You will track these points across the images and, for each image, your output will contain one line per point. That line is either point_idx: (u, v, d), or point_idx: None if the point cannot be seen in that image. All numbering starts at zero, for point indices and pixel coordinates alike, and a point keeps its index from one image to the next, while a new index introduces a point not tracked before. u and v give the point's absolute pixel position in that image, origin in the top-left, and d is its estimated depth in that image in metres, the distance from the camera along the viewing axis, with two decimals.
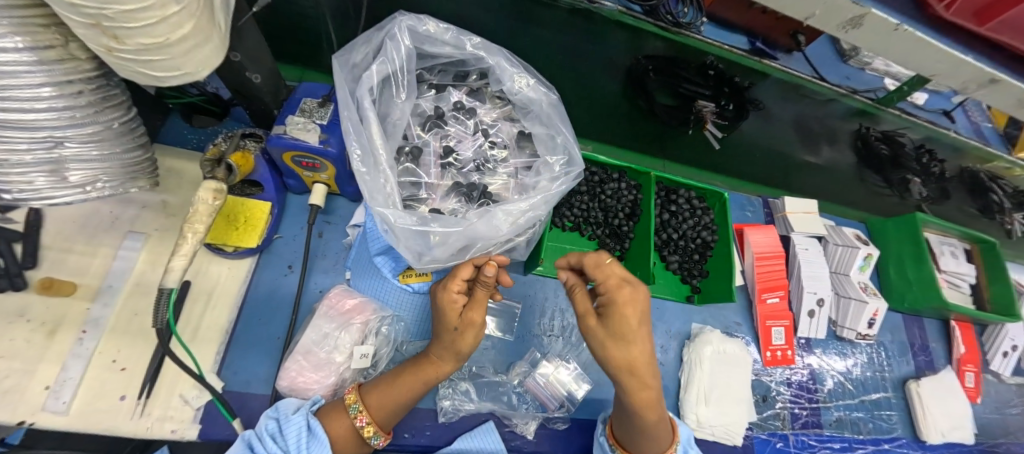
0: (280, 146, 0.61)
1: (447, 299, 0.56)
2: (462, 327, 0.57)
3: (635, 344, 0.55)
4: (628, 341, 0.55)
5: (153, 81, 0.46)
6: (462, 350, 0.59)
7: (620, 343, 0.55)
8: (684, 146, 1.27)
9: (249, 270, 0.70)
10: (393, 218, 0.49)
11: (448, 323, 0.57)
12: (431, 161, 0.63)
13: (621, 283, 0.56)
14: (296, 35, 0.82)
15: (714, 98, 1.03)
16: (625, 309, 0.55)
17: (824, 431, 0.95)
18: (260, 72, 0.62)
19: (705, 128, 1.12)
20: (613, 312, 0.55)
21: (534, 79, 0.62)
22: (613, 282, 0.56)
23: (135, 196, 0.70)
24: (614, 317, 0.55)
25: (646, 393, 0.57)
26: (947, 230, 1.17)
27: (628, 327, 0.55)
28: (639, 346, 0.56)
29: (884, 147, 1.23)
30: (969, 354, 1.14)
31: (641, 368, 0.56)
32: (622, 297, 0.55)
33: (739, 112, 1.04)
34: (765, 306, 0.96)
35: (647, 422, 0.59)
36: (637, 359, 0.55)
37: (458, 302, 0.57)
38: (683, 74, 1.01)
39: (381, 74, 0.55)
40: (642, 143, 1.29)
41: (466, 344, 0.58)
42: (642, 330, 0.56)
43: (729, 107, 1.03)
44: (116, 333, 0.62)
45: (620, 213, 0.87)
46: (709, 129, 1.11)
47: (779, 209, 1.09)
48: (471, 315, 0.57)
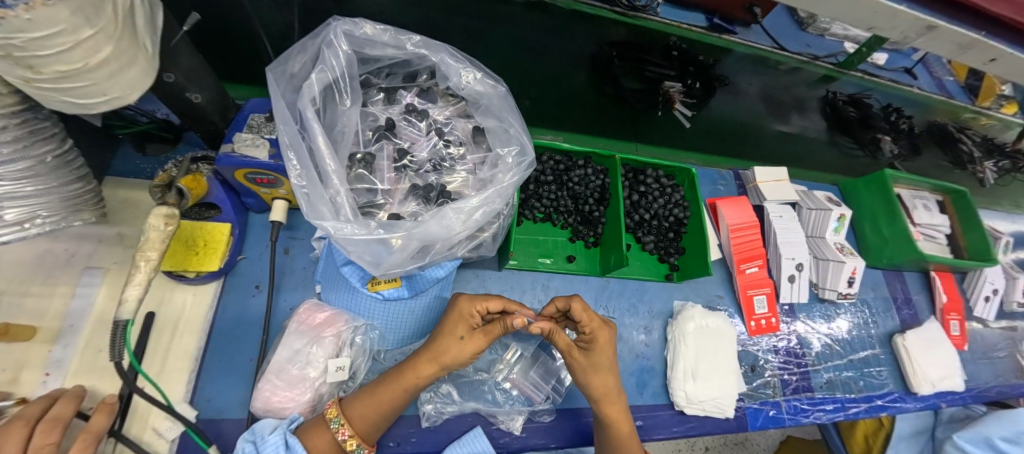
0: (230, 165, 0.60)
1: (464, 309, 0.62)
2: (467, 339, 0.61)
3: (603, 377, 0.65)
4: (602, 376, 0.64)
5: (79, 109, 0.46)
6: (453, 360, 0.60)
7: (587, 375, 0.65)
8: (657, 127, 1.25)
9: (214, 294, 0.69)
10: (333, 230, 0.48)
11: (456, 330, 0.61)
12: (385, 165, 0.62)
13: (598, 326, 0.66)
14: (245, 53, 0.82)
15: (680, 78, 1.04)
16: (601, 348, 0.65)
17: (815, 395, 0.95)
18: (201, 91, 0.61)
19: (674, 110, 1.10)
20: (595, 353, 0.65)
21: (481, 72, 0.62)
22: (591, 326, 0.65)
23: (89, 231, 0.68)
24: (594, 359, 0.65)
25: (611, 408, 0.65)
26: (918, 183, 1.18)
27: (600, 364, 0.65)
28: (608, 376, 0.65)
29: (852, 109, 1.24)
30: (952, 303, 1.15)
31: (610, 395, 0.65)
32: (600, 336, 0.65)
33: (706, 89, 1.06)
34: (744, 276, 0.97)
35: (620, 430, 0.66)
36: (605, 388, 0.65)
37: (473, 318, 0.63)
38: (648, 58, 1.01)
39: (322, 81, 0.54)
40: (615, 129, 1.25)
41: (458, 355, 0.60)
42: (609, 366, 0.66)
43: (696, 85, 1.04)
44: (80, 372, 0.60)
45: (589, 198, 0.87)
46: (678, 110, 1.11)
47: (750, 180, 1.09)
48: (480, 332, 0.62)
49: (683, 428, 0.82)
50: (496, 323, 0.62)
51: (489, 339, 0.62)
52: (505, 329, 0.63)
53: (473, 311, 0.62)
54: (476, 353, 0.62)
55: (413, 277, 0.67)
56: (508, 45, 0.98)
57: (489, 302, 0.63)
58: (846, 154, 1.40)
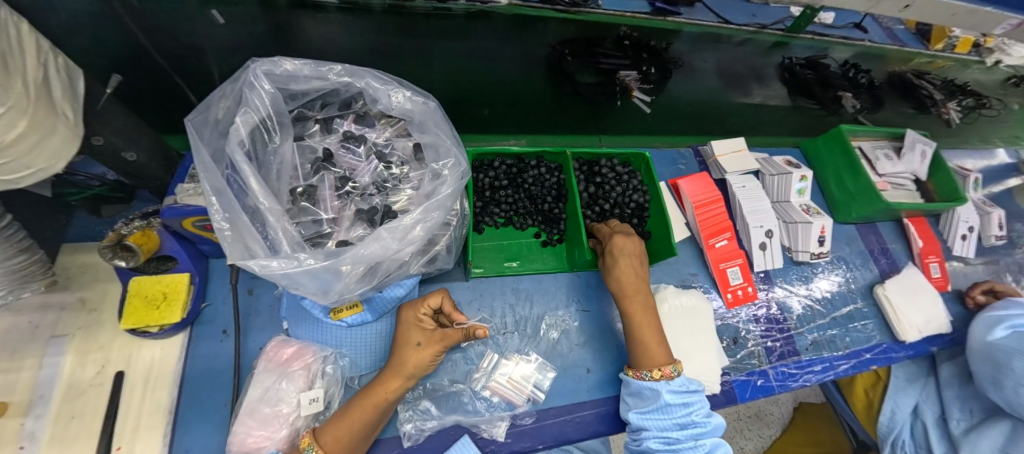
0: (175, 216, 0.61)
1: (409, 316, 0.63)
2: (422, 345, 0.61)
3: (623, 268, 0.75)
4: (616, 265, 0.75)
5: (7, 184, 0.47)
6: (415, 369, 0.60)
7: (610, 271, 0.76)
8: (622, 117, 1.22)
9: (183, 345, 0.70)
10: (258, 268, 0.47)
11: (409, 340, 0.62)
12: (328, 194, 0.63)
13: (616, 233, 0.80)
14: None
15: (635, 65, 1.06)
16: (617, 249, 0.77)
17: (802, 357, 0.95)
18: (136, 149, 0.62)
19: (633, 97, 1.10)
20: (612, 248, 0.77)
21: (409, 91, 0.63)
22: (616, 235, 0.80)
23: (50, 300, 0.68)
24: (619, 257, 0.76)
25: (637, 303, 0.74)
26: (874, 134, 1.20)
27: (627, 259, 0.76)
28: (633, 271, 0.75)
29: (810, 72, 1.27)
30: (929, 246, 1.16)
31: (632, 290, 0.74)
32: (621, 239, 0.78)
33: (662, 74, 1.08)
34: (714, 250, 0.97)
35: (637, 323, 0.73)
36: (631, 283, 0.75)
37: (422, 323, 0.63)
38: (600, 52, 1.04)
39: (248, 123, 0.55)
40: (580, 125, 1.22)
41: (417, 362, 0.60)
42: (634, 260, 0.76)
43: (652, 70, 1.06)
44: (55, 441, 0.60)
45: (547, 196, 0.88)
46: (636, 98, 1.10)
47: (709, 155, 1.10)
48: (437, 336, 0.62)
49: None
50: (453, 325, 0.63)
51: (449, 342, 0.63)
52: (464, 334, 0.62)
53: (416, 314, 0.63)
54: (436, 357, 0.62)
55: (373, 299, 0.68)
56: (454, 59, 0.99)
57: (430, 301, 0.63)
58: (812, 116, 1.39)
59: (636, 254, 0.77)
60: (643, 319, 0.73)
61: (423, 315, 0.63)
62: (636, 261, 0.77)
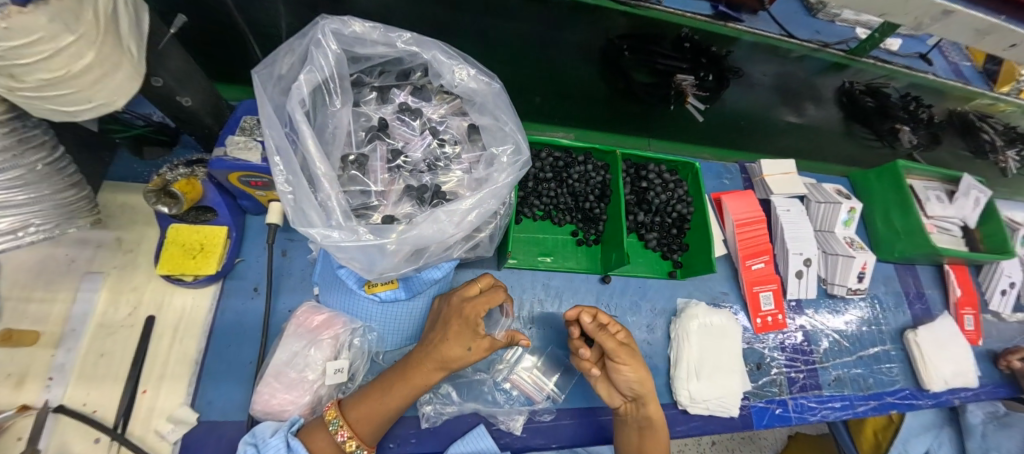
0: (223, 168, 0.59)
1: (469, 314, 0.61)
2: (473, 351, 0.60)
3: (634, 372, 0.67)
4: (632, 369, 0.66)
5: (66, 116, 0.45)
6: (460, 365, 0.61)
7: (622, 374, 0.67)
8: (670, 122, 1.22)
9: (214, 297, 0.70)
10: (320, 237, 0.47)
11: (460, 343, 0.60)
12: (379, 166, 0.61)
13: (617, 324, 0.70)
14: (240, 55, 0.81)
15: (693, 70, 0.99)
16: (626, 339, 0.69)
17: (823, 392, 0.93)
18: (191, 94, 0.60)
19: (686, 103, 1.06)
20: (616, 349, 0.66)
21: (474, 69, 0.60)
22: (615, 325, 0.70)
23: (88, 236, 0.68)
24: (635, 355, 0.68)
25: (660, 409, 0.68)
26: (928, 173, 1.15)
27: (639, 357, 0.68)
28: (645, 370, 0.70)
29: (870, 99, 1.18)
30: (967, 297, 1.12)
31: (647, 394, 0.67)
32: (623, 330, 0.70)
33: (720, 81, 1.00)
34: (750, 272, 0.94)
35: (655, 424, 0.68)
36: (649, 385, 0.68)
37: (476, 327, 0.60)
38: (657, 51, 0.97)
39: (310, 83, 0.53)
40: (626, 126, 1.24)
41: (466, 361, 0.61)
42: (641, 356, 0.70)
43: (709, 77, 0.99)
44: (83, 376, 0.61)
45: (589, 195, 0.85)
46: (690, 103, 1.07)
47: (756, 173, 1.07)
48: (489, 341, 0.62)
49: (687, 427, 0.81)
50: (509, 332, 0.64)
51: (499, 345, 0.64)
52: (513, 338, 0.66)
53: (476, 318, 0.61)
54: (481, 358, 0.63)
55: (410, 278, 0.67)
56: (507, 41, 0.95)
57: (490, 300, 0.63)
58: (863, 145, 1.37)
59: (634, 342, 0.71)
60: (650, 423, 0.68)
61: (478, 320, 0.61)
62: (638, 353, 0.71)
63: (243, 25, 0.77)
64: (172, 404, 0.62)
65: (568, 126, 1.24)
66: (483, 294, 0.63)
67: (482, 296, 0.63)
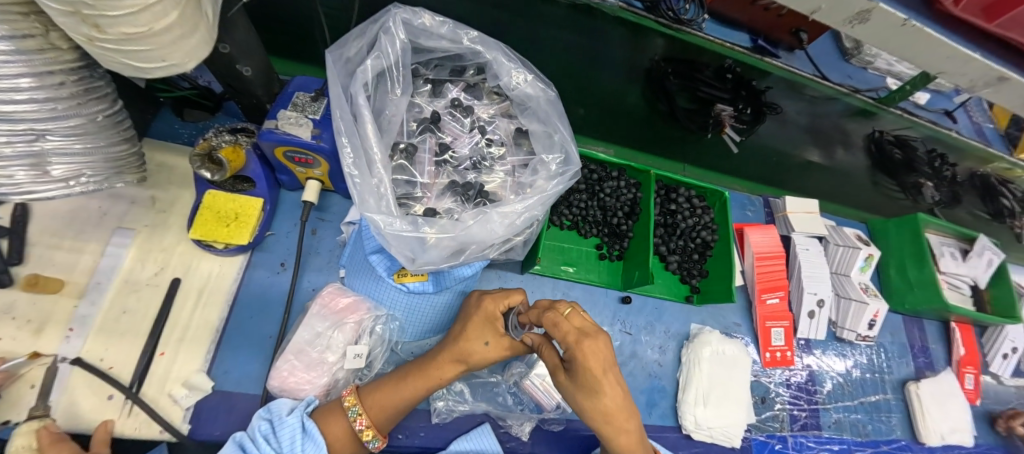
0: (271, 141, 0.59)
1: (488, 310, 0.61)
2: (491, 345, 0.60)
3: (604, 395, 0.53)
4: (596, 392, 0.53)
5: (136, 72, 0.44)
6: (478, 362, 0.61)
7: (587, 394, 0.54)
8: (703, 151, 1.24)
9: (240, 267, 0.70)
10: (382, 223, 0.47)
11: (484, 335, 0.60)
12: (426, 158, 0.61)
13: (580, 338, 0.52)
14: (292, 31, 0.81)
15: (733, 102, 1.00)
16: (591, 363, 0.52)
17: (822, 433, 0.94)
18: (251, 64, 0.60)
19: (723, 132, 1.08)
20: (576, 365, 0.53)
21: (532, 74, 0.60)
22: (572, 338, 0.52)
23: (123, 192, 0.68)
24: (581, 377, 0.53)
25: (625, 438, 0.56)
26: (945, 229, 1.16)
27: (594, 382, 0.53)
28: (614, 395, 0.54)
29: (898, 151, 1.19)
30: (969, 356, 1.13)
31: (618, 417, 0.55)
32: (587, 349, 0.51)
33: (756, 116, 1.02)
34: (765, 306, 0.95)
35: None
36: (613, 411, 0.55)
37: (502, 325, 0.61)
38: (701, 78, 0.98)
39: (375, 69, 0.53)
40: (660, 148, 1.25)
41: (484, 357, 0.60)
42: (608, 378, 0.53)
43: (747, 111, 1.01)
44: (103, 331, 0.60)
45: (618, 212, 0.86)
46: (727, 133, 1.10)
47: (780, 209, 1.08)
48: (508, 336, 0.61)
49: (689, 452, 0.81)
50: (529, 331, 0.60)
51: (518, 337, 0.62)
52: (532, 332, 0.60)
53: (497, 315, 0.60)
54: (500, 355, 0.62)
55: (441, 273, 0.67)
56: (550, 47, 0.95)
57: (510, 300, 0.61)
58: (887, 195, 1.39)
59: (606, 357, 0.53)
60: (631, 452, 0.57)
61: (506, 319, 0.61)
62: (611, 372, 0.53)
63: (321, 17, 0.78)
64: (188, 370, 0.61)
65: (608, 142, 1.26)
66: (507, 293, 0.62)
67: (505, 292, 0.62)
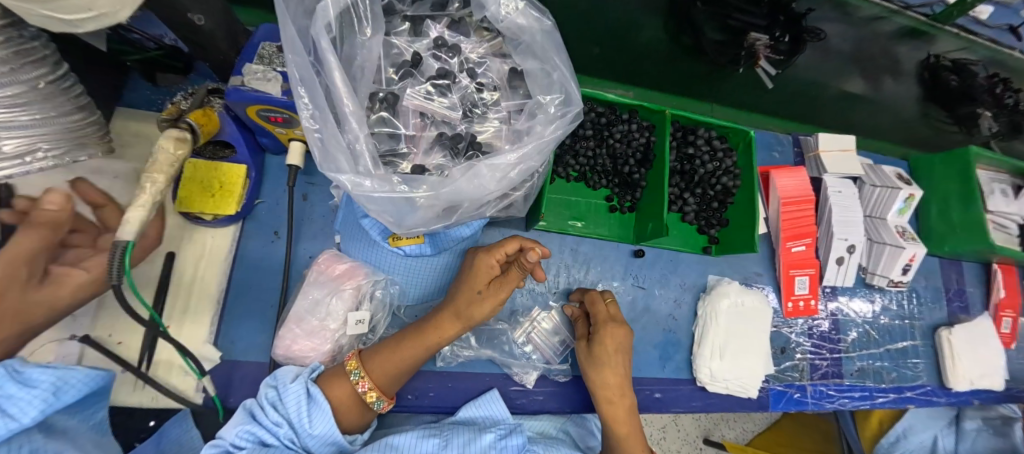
0: (240, 100, 0.53)
1: (482, 262, 0.58)
2: (485, 295, 0.58)
3: (610, 370, 0.64)
4: (604, 361, 0.64)
5: (65, 26, 0.38)
6: (473, 317, 0.58)
7: (594, 363, 0.65)
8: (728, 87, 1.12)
9: (234, 237, 0.68)
10: (351, 184, 0.43)
11: (473, 284, 0.58)
12: (410, 109, 0.56)
13: (607, 320, 0.67)
14: None
15: (768, 29, 0.88)
16: (608, 343, 0.65)
17: (844, 381, 0.91)
18: (204, 12, 0.53)
19: (758, 66, 0.97)
20: (598, 338, 0.65)
21: (524, 1, 0.52)
22: (603, 320, 0.67)
23: (103, 165, 0.65)
24: (596, 350, 0.65)
25: (613, 410, 0.64)
26: (996, 164, 1.05)
27: (609, 359, 0.65)
28: (615, 373, 0.64)
29: (955, 77, 1.04)
30: (1010, 299, 1.06)
31: (614, 391, 0.64)
32: (604, 330, 0.65)
33: (795, 45, 0.89)
34: (789, 255, 0.89)
35: (619, 432, 0.63)
36: (612, 385, 0.64)
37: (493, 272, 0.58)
38: (734, 3, 0.85)
39: (338, 4, 0.46)
40: (679, 86, 1.14)
41: (478, 312, 0.58)
42: (619, 364, 0.65)
43: (785, 38, 0.89)
44: (106, 309, 0.60)
45: (629, 159, 0.79)
46: (761, 66, 0.98)
47: (811, 148, 0.97)
48: (499, 286, 0.58)
49: (704, 404, 0.80)
50: (513, 269, 0.60)
51: (509, 289, 0.59)
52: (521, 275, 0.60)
53: (492, 270, 0.58)
54: (495, 308, 0.59)
55: (437, 234, 0.63)
56: None
57: (506, 248, 0.58)
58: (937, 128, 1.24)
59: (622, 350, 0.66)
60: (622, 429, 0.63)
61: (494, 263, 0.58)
62: (621, 353, 0.65)
63: None
64: (196, 341, 0.62)
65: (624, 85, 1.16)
66: (510, 242, 0.59)
67: (509, 242, 0.59)
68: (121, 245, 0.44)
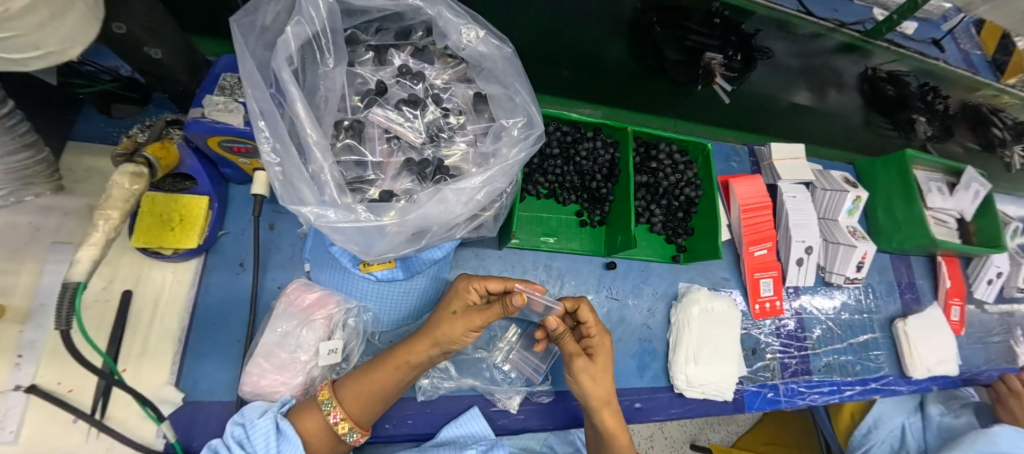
0: (200, 132, 0.52)
1: (461, 286, 0.61)
2: (458, 315, 0.58)
3: (604, 382, 0.64)
4: (601, 375, 0.64)
5: (9, 65, 0.37)
6: (444, 338, 0.57)
7: (591, 377, 0.63)
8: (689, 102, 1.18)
9: (196, 271, 0.65)
10: (314, 216, 0.43)
11: (449, 306, 0.60)
12: (376, 135, 0.56)
13: (602, 332, 0.66)
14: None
15: (722, 48, 0.95)
16: (597, 351, 0.65)
17: (813, 377, 0.95)
18: (161, 45, 0.53)
19: (714, 84, 1.01)
20: (597, 351, 0.65)
21: (484, 30, 0.54)
22: (594, 331, 0.65)
23: (51, 202, 0.61)
24: (597, 358, 0.65)
25: (612, 422, 0.65)
26: (933, 164, 1.14)
27: (597, 369, 0.64)
28: (607, 381, 0.65)
29: (890, 88, 1.15)
30: (955, 288, 1.14)
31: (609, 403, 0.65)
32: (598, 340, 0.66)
33: (748, 62, 0.96)
34: (752, 259, 0.93)
35: (619, 443, 0.65)
36: (606, 396, 0.64)
37: (470, 298, 0.60)
38: (689, 26, 0.94)
39: (299, 37, 0.47)
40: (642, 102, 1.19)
41: (449, 330, 0.57)
42: (609, 369, 0.66)
43: (738, 57, 0.95)
44: (54, 355, 0.56)
45: (597, 174, 0.81)
46: (716, 85, 1.02)
47: (765, 157, 1.04)
48: (476, 310, 0.58)
49: (682, 410, 0.82)
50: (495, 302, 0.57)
51: (488, 316, 0.57)
52: (504, 309, 0.56)
53: (473, 296, 0.60)
54: (470, 330, 0.57)
55: (408, 258, 0.63)
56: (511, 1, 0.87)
57: (487, 282, 0.60)
58: (879, 134, 1.34)
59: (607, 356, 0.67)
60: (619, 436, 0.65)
61: (473, 289, 0.60)
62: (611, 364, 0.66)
63: None
64: (156, 383, 0.59)
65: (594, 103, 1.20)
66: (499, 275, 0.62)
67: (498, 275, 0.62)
68: (72, 286, 0.43)
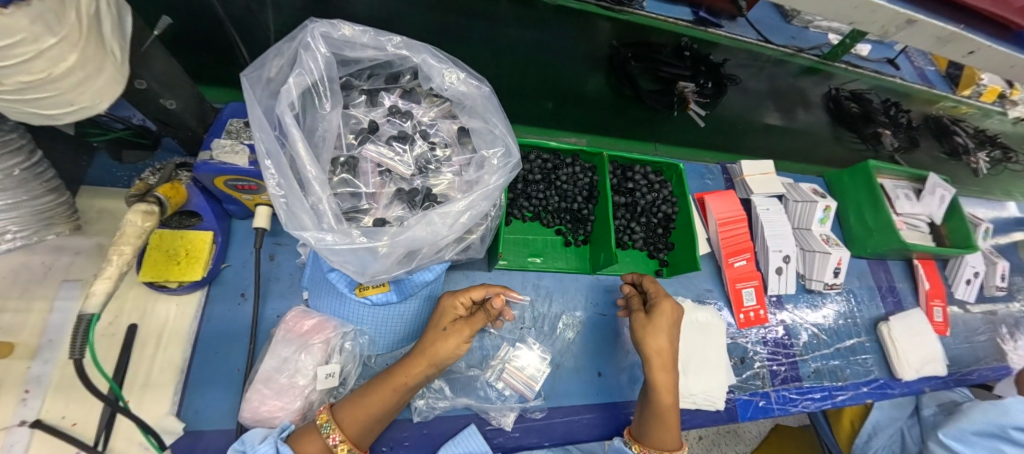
0: (209, 172, 0.58)
1: (448, 302, 0.65)
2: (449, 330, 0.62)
3: (660, 337, 0.67)
4: (654, 329, 0.68)
5: (45, 119, 0.43)
6: (440, 355, 0.60)
7: (646, 332, 0.68)
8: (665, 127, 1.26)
9: (199, 303, 0.69)
10: (314, 240, 0.47)
11: (439, 322, 0.63)
12: (369, 169, 0.62)
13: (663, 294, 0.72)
14: (212, 51, 0.81)
15: (693, 77, 1.03)
16: (662, 316, 0.69)
17: (803, 384, 0.97)
18: (175, 96, 0.59)
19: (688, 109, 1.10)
20: (656, 311, 0.69)
21: (464, 73, 0.61)
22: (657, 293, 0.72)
23: (64, 243, 0.66)
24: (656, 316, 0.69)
25: (663, 379, 0.66)
26: (898, 173, 1.20)
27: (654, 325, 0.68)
28: (665, 341, 0.67)
29: (854, 105, 1.25)
30: (935, 289, 1.18)
31: (665, 357, 0.67)
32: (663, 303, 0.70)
33: (718, 89, 1.04)
34: (733, 270, 0.97)
35: (663, 403, 0.66)
36: (662, 352, 0.67)
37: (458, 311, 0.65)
38: (661, 58, 1.01)
39: (300, 85, 0.53)
40: (621, 128, 1.27)
41: (443, 347, 0.60)
42: (670, 329, 0.68)
43: (708, 84, 1.03)
44: (61, 388, 0.58)
45: (578, 196, 0.87)
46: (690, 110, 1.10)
47: (737, 173, 1.10)
48: (463, 322, 0.62)
49: None
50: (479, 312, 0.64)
51: (473, 328, 0.62)
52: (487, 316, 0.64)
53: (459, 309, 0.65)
54: (461, 345, 0.61)
55: (401, 281, 0.67)
56: (495, 44, 0.95)
57: (471, 292, 0.66)
58: (847, 147, 1.42)
59: (676, 325, 0.69)
60: (668, 399, 0.66)
61: (459, 303, 0.65)
62: (677, 328, 0.69)
63: (230, 28, 0.77)
64: (158, 414, 0.60)
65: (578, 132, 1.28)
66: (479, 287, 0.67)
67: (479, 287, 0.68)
68: (86, 318, 0.46)
